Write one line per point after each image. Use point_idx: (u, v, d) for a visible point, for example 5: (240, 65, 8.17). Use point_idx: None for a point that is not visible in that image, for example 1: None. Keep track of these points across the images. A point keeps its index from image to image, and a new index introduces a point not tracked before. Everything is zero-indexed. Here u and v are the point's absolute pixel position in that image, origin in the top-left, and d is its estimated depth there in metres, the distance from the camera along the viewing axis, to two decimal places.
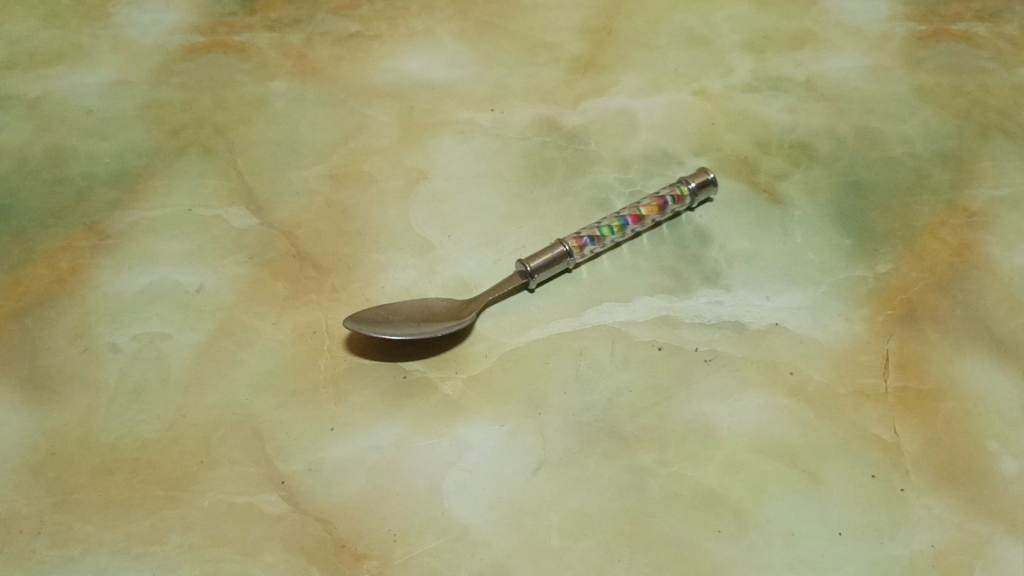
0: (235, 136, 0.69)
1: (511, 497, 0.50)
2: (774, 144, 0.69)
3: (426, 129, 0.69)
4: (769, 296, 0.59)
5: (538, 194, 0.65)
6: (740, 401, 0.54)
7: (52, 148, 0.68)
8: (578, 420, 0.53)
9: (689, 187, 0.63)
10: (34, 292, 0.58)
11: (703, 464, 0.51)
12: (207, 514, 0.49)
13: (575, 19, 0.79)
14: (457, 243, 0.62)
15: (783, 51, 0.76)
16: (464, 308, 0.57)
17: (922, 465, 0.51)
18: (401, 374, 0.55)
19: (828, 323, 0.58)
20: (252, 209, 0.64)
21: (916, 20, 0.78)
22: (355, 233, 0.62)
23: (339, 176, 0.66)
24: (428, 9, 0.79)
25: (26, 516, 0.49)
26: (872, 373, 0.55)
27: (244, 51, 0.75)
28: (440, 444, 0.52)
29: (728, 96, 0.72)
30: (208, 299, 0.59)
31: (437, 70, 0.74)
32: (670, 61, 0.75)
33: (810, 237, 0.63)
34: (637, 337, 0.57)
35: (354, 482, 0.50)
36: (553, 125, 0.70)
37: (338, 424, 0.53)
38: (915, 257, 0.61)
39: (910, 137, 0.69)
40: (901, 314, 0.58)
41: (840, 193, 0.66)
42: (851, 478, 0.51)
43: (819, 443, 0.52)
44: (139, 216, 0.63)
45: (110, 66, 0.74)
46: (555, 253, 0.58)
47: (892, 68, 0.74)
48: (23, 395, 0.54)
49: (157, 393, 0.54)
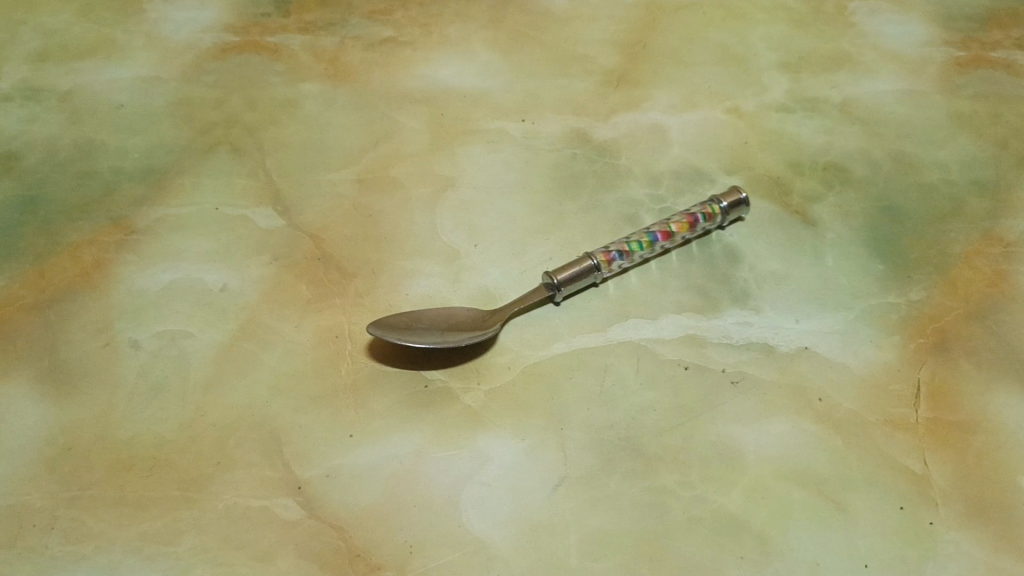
0: (265, 136, 0.69)
1: (530, 512, 0.49)
2: (808, 165, 0.68)
3: (456, 136, 0.69)
4: (799, 319, 0.58)
5: (567, 207, 0.64)
6: (766, 425, 0.53)
7: (81, 142, 0.68)
8: (601, 437, 0.52)
9: (720, 206, 0.62)
10: (58, 284, 0.58)
11: (727, 488, 0.50)
12: (221, 517, 0.48)
13: (609, 33, 0.78)
14: (483, 253, 0.61)
15: (819, 72, 0.75)
16: (489, 319, 0.56)
17: (951, 498, 0.50)
18: (422, 383, 0.54)
19: (858, 349, 0.57)
20: (279, 210, 0.63)
21: (955, 46, 0.77)
22: (381, 238, 0.62)
23: (367, 181, 0.66)
24: (462, 17, 0.79)
25: (39, 511, 0.48)
26: (902, 403, 0.54)
27: (277, 52, 0.75)
28: (459, 455, 0.51)
29: (762, 116, 0.72)
30: (231, 298, 0.58)
31: (469, 78, 0.73)
32: (704, 78, 0.75)
33: (842, 261, 0.62)
34: (663, 356, 0.56)
35: (371, 490, 0.49)
36: (584, 138, 0.69)
37: (358, 431, 0.52)
38: (949, 286, 0.60)
39: (947, 163, 0.68)
40: (934, 343, 0.57)
41: (874, 218, 0.64)
42: (878, 509, 0.49)
43: (846, 472, 0.51)
44: (166, 212, 0.63)
45: (142, 62, 0.74)
46: (583, 266, 0.58)
47: (930, 93, 0.73)
48: (42, 389, 0.53)
49: (176, 391, 0.53)
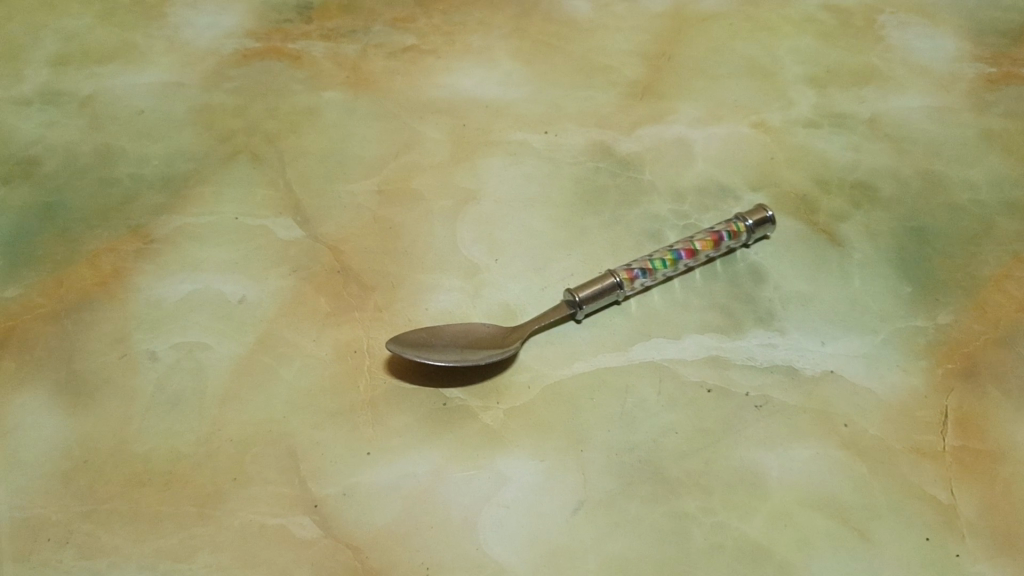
0: (285, 144, 0.68)
1: (549, 536, 0.48)
2: (834, 183, 0.67)
3: (478, 147, 0.68)
4: (825, 342, 0.57)
5: (589, 222, 0.64)
6: (791, 451, 0.52)
7: (101, 148, 0.67)
8: (620, 460, 0.51)
9: (745, 224, 0.61)
10: (76, 293, 0.58)
11: (749, 515, 0.49)
12: (236, 535, 0.48)
13: (633, 43, 0.77)
14: (504, 268, 0.61)
15: (847, 87, 0.74)
16: (509, 336, 0.55)
17: (978, 530, 0.49)
18: (441, 401, 0.53)
19: (885, 373, 0.56)
20: (298, 220, 0.63)
21: (985, 62, 0.76)
22: (401, 251, 0.61)
23: (388, 192, 0.65)
24: (485, 25, 0.78)
25: (54, 525, 0.48)
26: (929, 430, 0.53)
27: (299, 59, 0.75)
28: (478, 476, 0.50)
29: (788, 131, 0.71)
30: (249, 311, 0.57)
31: (491, 89, 0.73)
32: (730, 92, 0.74)
33: (869, 283, 0.61)
34: (685, 377, 0.55)
35: (387, 510, 0.49)
36: (608, 151, 0.68)
37: (375, 448, 0.51)
38: (978, 310, 0.59)
39: (976, 183, 0.67)
40: (961, 368, 0.56)
41: (902, 238, 0.63)
42: (903, 539, 0.49)
43: (871, 501, 0.50)
44: (185, 221, 0.63)
45: (163, 67, 0.74)
46: (605, 284, 0.57)
47: (961, 110, 0.72)
48: (58, 400, 0.53)
49: (193, 404, 0.53)
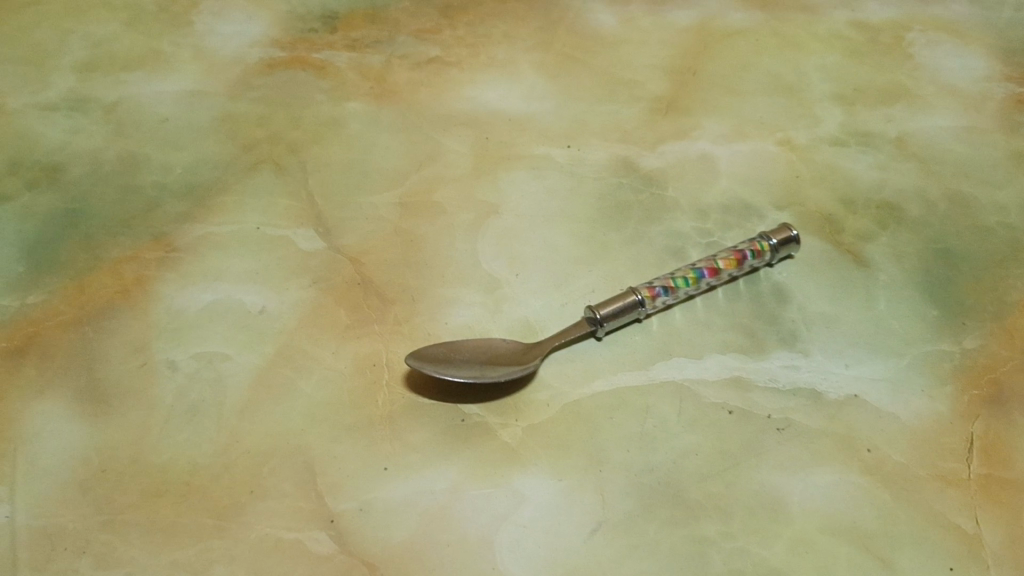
0: (308, 154, 0.68)
1: (566, 557, 0.48)
2: (860, 203, 0.66)
3: (501, 161, 0.68)
4: (848, 365, 0.57)
5: (611, 238, 0.63)
6: (813, 475, 0.51)
7: (125, 155, 0.68)
8: (639, 481, 0.51)
9: (769, 243, 0.60)
10: (97, 301, 0.58)
11: (770, 540, 0.49)
12: (253, 548, 0.47)
13: (658, 57, 0.77)
14: (525, 282, 0.60)
15: (873, 105, 0.73)
16: (529, 353, 0.55)
17: (1004, 561, 0.48)
18: (459, 417, 0.53)
19: (910, 398, 0.55)
20: (320, 231, 0.63)
21: (1015, 82, 0.75)
22: (421, 264, 0.61)
23: (409, 205, 0.65)
24: (510, 38, 0.78)
25: (72, 534, 0.48)
26: (954, 457, 0.52)
27: (323, 69, 0.75)
28: (495, 494, 0.50)
29: (814, 149, 0.70)
30: (269, 322, 0.57)
31: (515, 102, 0.72)
32: (755, 108, 0.73)
33: (895, 305, 0.60)
34: (706, 398, 0.54)
35: (404, 527, 0.48)
36: (631, 166, 0.68)
37: (393, 463, 0.51)
38: (1005, 334, 0.58)
39: (1005, 205, 0.66)
40: (988, 395, 0.55)
41: (928, 260, 0.62)
42: (926, 569, 0.48)
43: (895, 529, 0.49)
44: (207, 230, 0.63)
45: (188, 74, 0.74)
46: (627, 301, 0.56)
47: (990, 131, 0.71)
48: (79, 408, 0.53)
49: (211, 415, 0.53)
